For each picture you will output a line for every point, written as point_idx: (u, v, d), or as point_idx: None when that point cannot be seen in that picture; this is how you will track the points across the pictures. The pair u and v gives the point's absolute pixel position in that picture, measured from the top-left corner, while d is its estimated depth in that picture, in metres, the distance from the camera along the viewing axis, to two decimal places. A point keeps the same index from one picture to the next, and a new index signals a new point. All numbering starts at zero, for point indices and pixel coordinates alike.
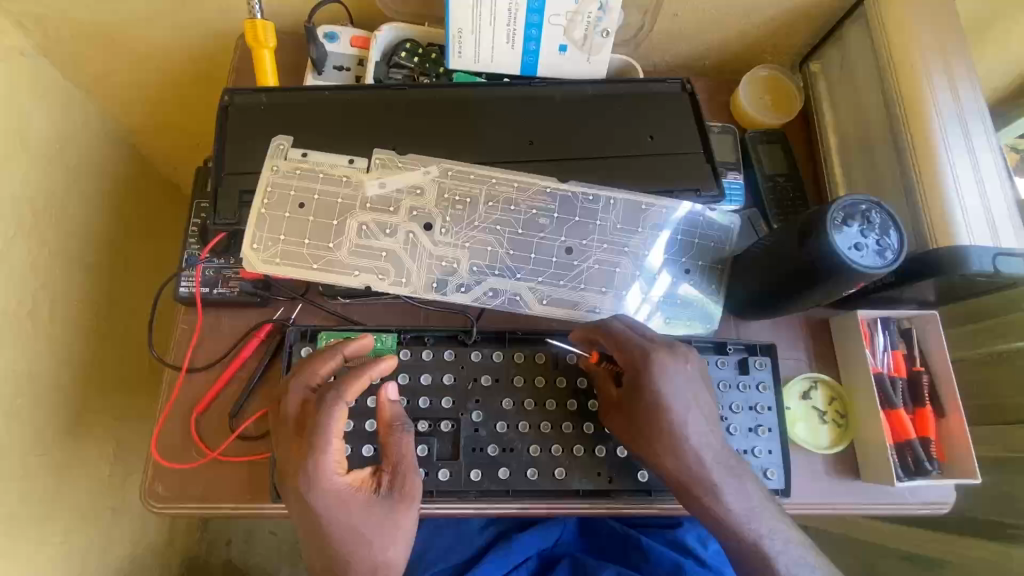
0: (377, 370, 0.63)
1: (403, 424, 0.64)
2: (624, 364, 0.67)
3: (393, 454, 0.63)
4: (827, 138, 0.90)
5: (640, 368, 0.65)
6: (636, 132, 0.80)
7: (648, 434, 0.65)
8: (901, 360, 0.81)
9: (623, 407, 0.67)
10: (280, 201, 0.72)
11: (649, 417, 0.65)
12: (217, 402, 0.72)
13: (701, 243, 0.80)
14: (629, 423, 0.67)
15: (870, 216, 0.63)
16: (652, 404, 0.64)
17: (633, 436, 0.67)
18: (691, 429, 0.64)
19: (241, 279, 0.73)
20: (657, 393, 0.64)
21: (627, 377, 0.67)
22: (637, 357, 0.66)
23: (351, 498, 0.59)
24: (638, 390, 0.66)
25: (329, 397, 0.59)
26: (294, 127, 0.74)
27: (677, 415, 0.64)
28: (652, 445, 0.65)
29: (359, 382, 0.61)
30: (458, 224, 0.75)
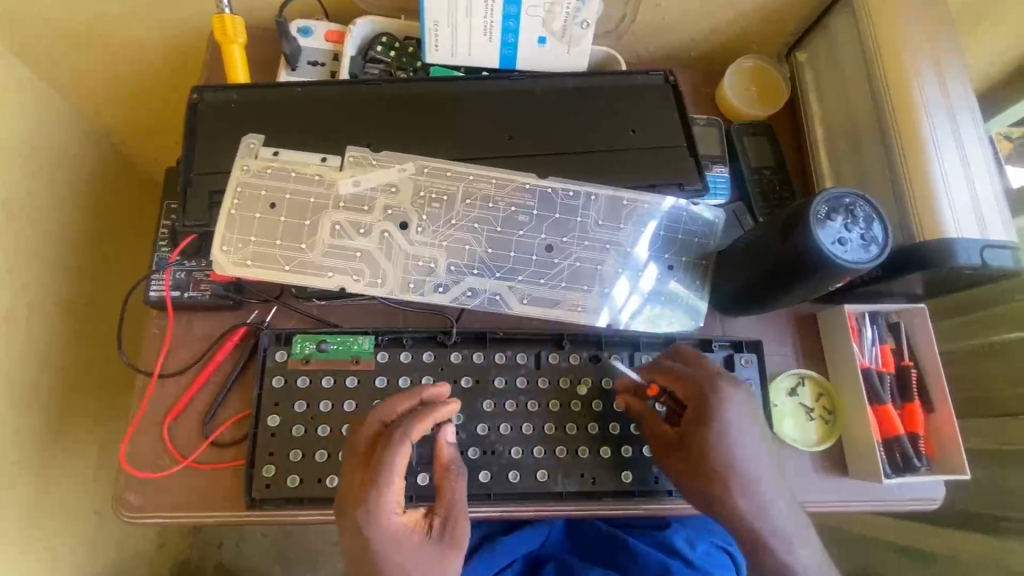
0: (447, 409, 0.60)
1: (458, 468, 0.59)
2: (690, 399, 0.65)
3: (447, 497, 0.58)
4: (814, 130, 0.88)
5: (709, 400, 0.64)
6: (617, 126, 0.78)
7: (717, 470, 0.62)
8: (889, 354, 0.80)
9: (685, 442, 0.64)
10: (251, 201, 0.70)
11: (719, 454, 0.62)
12: (189, 408, 0.70)
13: (685, 238, 0.78)
14: (690, 459, 0.64)
15: (854, 209, 0.61)
16: (721, 439, 0.62)
17: (693, 472, 0.64)
18: (758, 467, 0.62)
19: (214, 282, 0.71)
20: (726, 428, 0.62)
21: (692, 410, 0.64)
22: (705, 390, 0.65)
23: (405, 539, 0.54)
24: (707, 424, 0.63)
25: (406, 430, 0.56)
26: (265, 125, 0.72)
27: (744, 450, 0.62)
28: (718, 482, 0.62)
29: (433, 419, 0.58)
30: (435, 223, 0.73)
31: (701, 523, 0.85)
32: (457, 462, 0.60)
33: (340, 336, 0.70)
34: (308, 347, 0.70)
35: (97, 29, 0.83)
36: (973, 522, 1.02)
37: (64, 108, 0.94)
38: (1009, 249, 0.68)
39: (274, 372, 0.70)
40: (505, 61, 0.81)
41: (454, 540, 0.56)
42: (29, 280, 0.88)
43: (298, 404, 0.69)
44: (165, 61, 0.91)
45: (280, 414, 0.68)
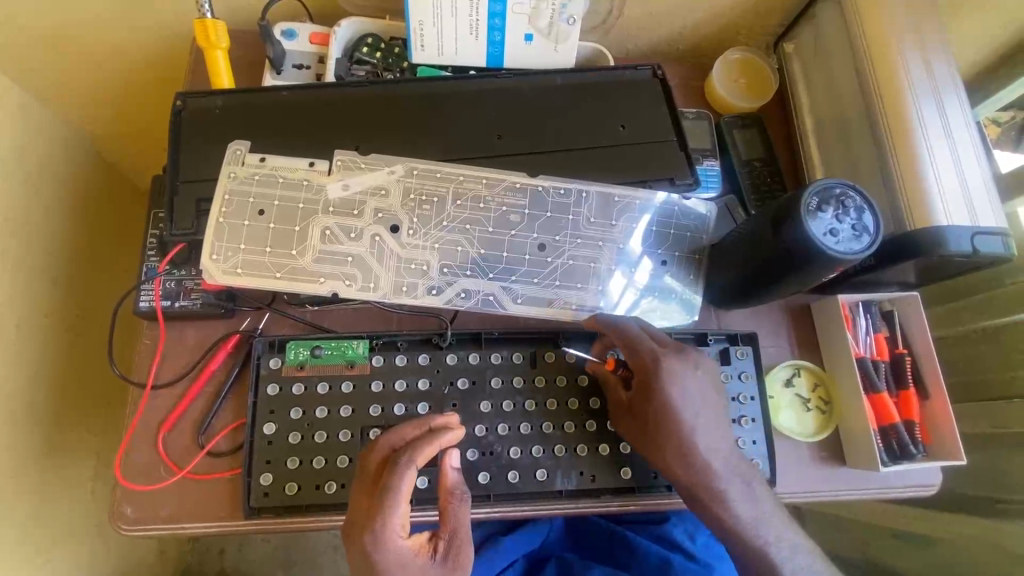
0: (456, 433, 0.59)
1: (464, 492, 0.58)
2: (636, 369, 0.68)
3: (452, 521, 0.57)
4: (803, 120, 0.88)
5: (650, 373, 0.67)
6: (607, 122, 0.78)
7: (655, 435, 0.66)
8: (883, 343, 0.80)
9: (631, 408, 0.68)
10: (239, 208, 0.69)
11: (658, 421, 0.66)
12: (184, 419, 0.69)
13: (678, 233, 0.78)
14: (635, 423, 0.68)
15: (846, 200, 0.61)
16: (661, 408, 0.66)
17: (636, 435, 0.68)
18: (701, 428, 0.66)
19: (204, 291, 0.71)
20: (668, 399, 0.66)
21: (639, 381, 0.68)
22: (651, 364, 0.67)
23: (410, 563, 0.53)
24: (647, 394, 0.67)
25: (414, 452, 0.55)
26: (252, 131, 0.71)
27: (685, 418, 0.66)
28: (659, 445, 0.66)
29: (440, 442, 0.57)
30: (426, 225, 0.72)
31: (701, 516, 0.85)
32: (463, 486, 0.59)
33: (334, 341, 0.70)
34: (302, 353, 0.70)
35: (78, 38, 0.81)
36: (969, 505, 1.03)
37: (46, 117, 0.92)
38: (999, 236, 0.68)
39: (268, 380, 0.69)
40: (492, 60, 0.80)
41: (459, 565, 0.55)
42: (15, 291, 0.87)
43: (294, 410, 0.68)
44: (149, 68, 0.90)
45: (276, 422, 0.68)
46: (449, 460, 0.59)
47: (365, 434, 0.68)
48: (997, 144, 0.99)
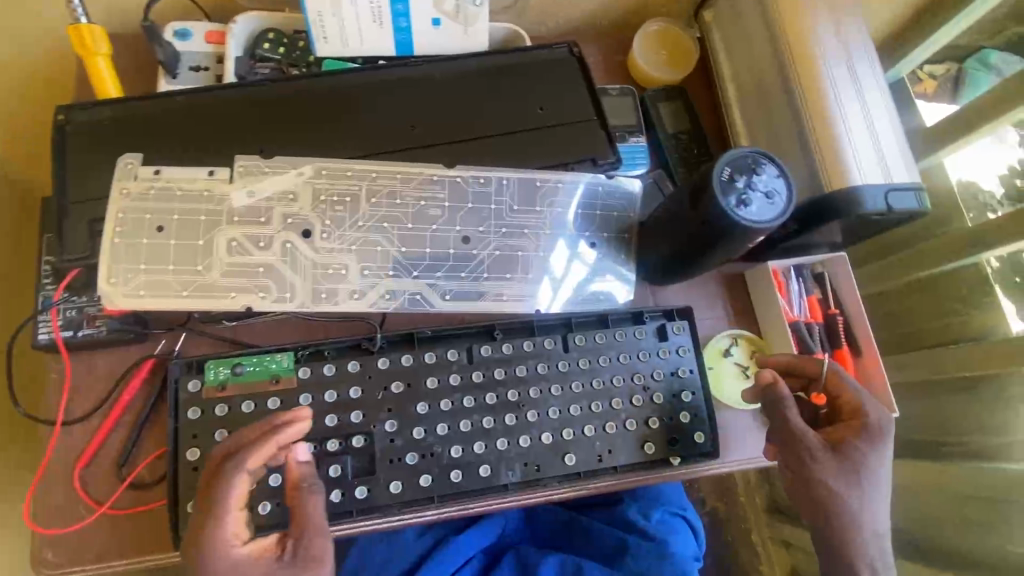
0: (293, 428, 0.57)
1: (311, 485, 0.57)
2: (855, 414, 0.67)
3: (298, 517, 0.56)
4: (726, 88, 0.86)
5: (872, 419, 0.66)
6: (523, 105, 0.76)
7: (861, 479, 0.64)
8: (816, 305, 0.82)
9: (841, 451, 0.65)
10: (134, 226, 0.65)
11: (871, 468, 0.64)
12: (101, 453, 0.66)
13: (604, 213, 0.77)
14: (844, 467, 0.64)
15: (758, 167, 0.61)
16: (875, 455, 0.65)
17: (836, 478, 0.64)
18: (872, 488, 0.64)
19: (107, 317, 0.66)
20: (887, 447, 0.66)
21: (859, 425, 0.66)
22: (875, 408, 0.67)
23: (251, 565, 0.54)
24: (870, 439, 0.65)
25: (239, 459, 0.54)
26: (143, 142, 0.67)
27: (879, 476, 0.64)
28: (852, 491, 0.64)
29: (273, 442, 0.56)
30: (341, 227, 0.70)
31: (655, 492, 0.84)
32: (312, 479, 0.58)
33: (256, 356, 0.67)
34: (222, 372, 0.66)
35: None
36: (914, 449, 1.05)
37: None
38: (913, 191, 0.69)
39: (189, 404, 0.66)
40: (401, 48, 0.77)
41: (309, 560, 0.55)
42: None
43: (219, 433, 0.65)
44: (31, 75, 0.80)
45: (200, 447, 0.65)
46: (293, 455, 0.58)
47: None
48: (934, 97, 1.01)
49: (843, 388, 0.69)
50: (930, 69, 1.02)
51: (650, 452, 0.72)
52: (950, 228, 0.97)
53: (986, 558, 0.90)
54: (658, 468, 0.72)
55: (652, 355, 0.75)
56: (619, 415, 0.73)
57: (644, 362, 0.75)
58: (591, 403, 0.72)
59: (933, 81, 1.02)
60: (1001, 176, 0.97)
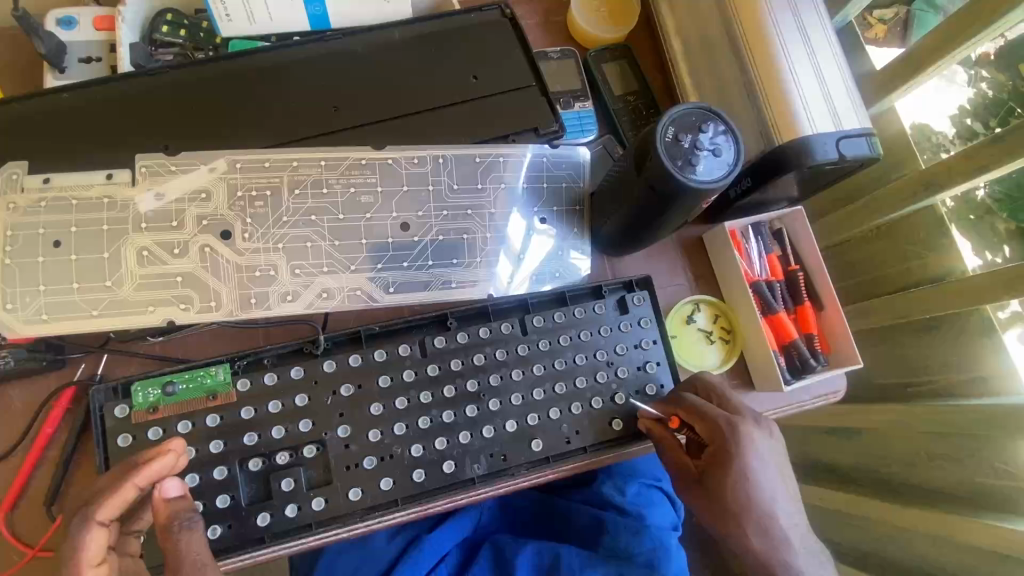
0: (160, 463, 0.53)
1: (184, 523, 0.52)
2: (710, 437, 0.64)
3: (171, 559, 0.51)
4: (671, 43, 0.82)
5: (718, 441, 0.63)
6: (453, 75, 0.70)
7: (738, 513, 0.60)
8: (776, 262, 0.80)
9: (704, 483, 0.63)
10: (29, 244, 0.60)
11: (741, 496, 0.61)
12: (27, 493, 0.60)
13: (552, 185, 0.73)
14: (713, 502, 0.62)
15: (703, 124, 0.57)
16: (738, 479, 0.61)
17: (712, 513, 0.62)
18: (768, 494, 0.61)
19: (13, 345, 0.60)
20: (755, 463, 0.62)
21: (714, 452, 0.63)
22: (711, 429, 0.64)
23: None
24: (726, 466, 0.62)
25: (89, 511, 0.51)
26: (27, 150, 0.61)
27: (765, 485, 0.61)
28: (736, 525, 0.61)
29: (133, 483, 0.52)
30: (264, 224, 0.64)
31: (631, 467, 0.83)
32: (187, 514, 0.53)
33: (187, 373, 0.61)
34: (152, 394, 0.61)
35: None
36: (882, 393, 1.06)
37: None
38: (864, 137, 0.67)
39: (117, 431, 0.60)
40: (316, 21, 0.70)
41: None
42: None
43: None
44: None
45: None
46: (161, 493, 0.53)
47: (244, 466, 0.62)
48: (885, 42, 0.98)
49: (693, 416, 0.65)
50: (879, 13, 1.00)
51: (618, 429, 0.69)
52: (904, 171, 0.96)
53: (955, 492, 0.92)
54: (629, 444, 0.70)
55: (614, 329, 0.72)
56: (584, 394, 0.70)
57: (606, 337, 0.72)
58: (555, 385, 0.69)
59: (883, 25, 0.99)
60: (952, 116, 0.94)
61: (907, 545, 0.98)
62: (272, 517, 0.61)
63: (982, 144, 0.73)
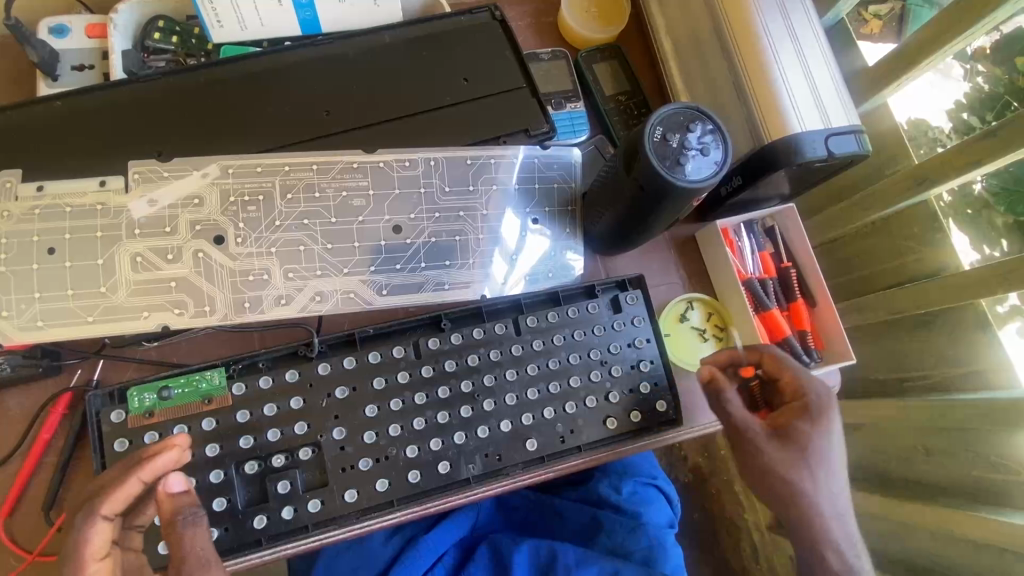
0: (164, 457, 0.53)
1: (188, 517, 0.51)
2: (792, 392, 0.67)
3: (173, 554, 0.50)
4: (662, 43, 0.83)
5: (810, 396, 0.65)
6: (443, 78, 0.71)
7: (812, 465, 0.62)
8: (769, 260, 0.80)
9: (782, 435, 0.64)
10: (23, 251, 0.60)
11: (820, 448, 0.63)
12: (26, 498, 0.60)
13: (544, 186, 0.73)
14: (788, 454, 0.63)
15: (691, 123, 0.58)
16: (821, 433, 0.64)
17: (785, 465, 0.63)
18: (832, 457, 0.64)
19: (9, 351, 0.60)
20: (835, 421, 0.65)
21: (799, 406, 0.66)
22: (813, 382, 0.67)
23: None
24: (812, 419, 0.64)
25: (96, 505, 0.51)
26: (19, 158, 0.61)
27: (830, 449, 0.64)
28: (805, 477, 0.62)
29: (137, 477, 0.52)
30: (257, 229, 0.64)
31: (628, 466, 0.84)
32: (191, 509, 0.52)
33: (183, 377, 0.62)
34: (147, 399, 0.61)
35: None
36: (879, 388, 1.06)
37: None
38: (853, 134, 0.68)
39: (113, 435, 0.60)
40: (307, 26, 0.70)
41: None
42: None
43: None
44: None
45: None
46: (165, 487, 0.52)
47: (240, 469, 0.62)
48: (881, 37, 0.98)
49: (781, 371, 0.69)
50: (873, 9, 1.00)
51: (613, 427, 0.70)
52: (899, 166, 0.96)
53: (953, 485, 0.92)
54: (624, 442, 0.70)
55: (607, 329, 0.73)
56: (578, 393, 0.70)
57: (600, 336, 0.72)
58: (549, 385, 0.70)
59: (877, 21, 0.99)
60: (949, 111, 0.93)
61: (906, 540, 0.98)
62: (268, 519, 0.62)
63: (976, 138, 0.74)
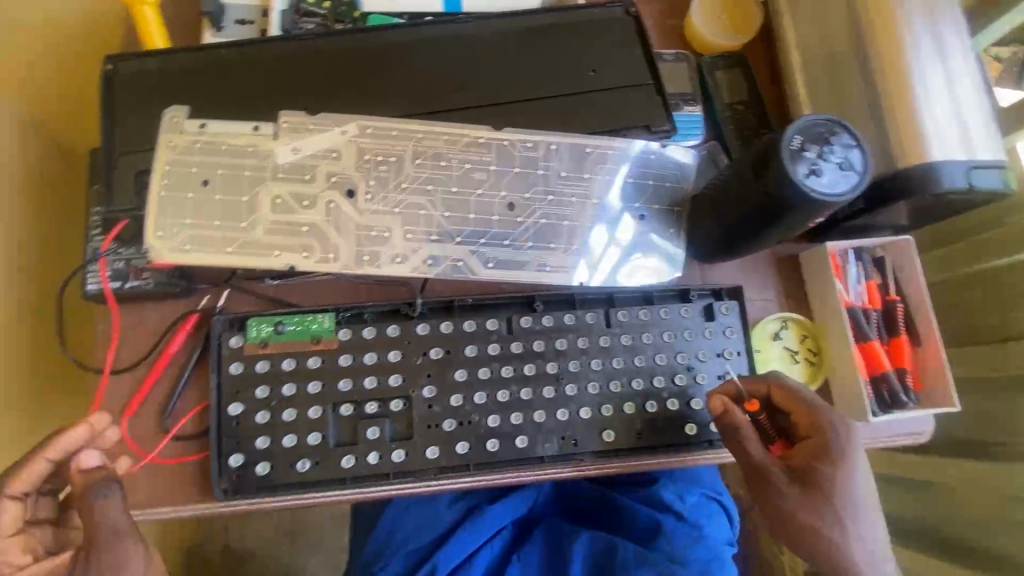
0: (67, 437, 0.58)
1: (98, 492, 0.56)
2: (811, 429, 0.65)
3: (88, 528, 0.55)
4: (789, 55, 0.81)
5: (828, 436, 0.63)
6: (575, 66, 0.72)
7: (834, 508, 0.61)
8: (875, 291, 0.77)
9: (800, 477, 0.63)
10: (181, 180, 0.64)
11: (842, 491, 0.62)
12: (146, 404, 0.66)
13: (657, 183, 0.73)
14: (810, 497, 0.62)
15: (830, 137, 0.57)
16: (843, 475, 0.62)
17: (808, 511, 0.62)
18: (859, 495, 0.62)
19: (155, 270, 0.66)
20: (858, 461, 0.63)
21: (815, 444, 0.64)
22: (831, 419, 0.64)
23: None
24: (833, 461, 0.62)
25: (2, 485, 0.57)
26: (189, 95, 0.66)
27: (855, 487, 0.62)
28: (828, 521, 0.61)
29: (43, 457, 0.58)
30: (385, 188, 0.68)
31: (691, 475, 0.84)
32: (104, 485, 0.56)
33: (298, 316, 0.67)
34: (264, 330, 0.67)
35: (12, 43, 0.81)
36: None
37: None
38: (996, 170, 0.64)
39: (231, 359, 0.66)
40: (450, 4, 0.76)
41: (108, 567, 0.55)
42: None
43: (260, 389, 0.65)
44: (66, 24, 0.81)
45: (243, 402, 0.65)
46: (78, 465, 0.59)
47: (336, 410, 0.66)
48: None
49: (791, 404, 0.67)
50: None
51: (691, 433, 0.70)
52: None
53: None
54: (699, 449, 0.70)
55: (697, 334, 0.73)
56: (661, 394, 0.71)
57: (688, 341, 0.72)
58: (632, 380, 0.70)
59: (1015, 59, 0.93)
60: None
61: None
62: (355, 461, 0.65)
63: None
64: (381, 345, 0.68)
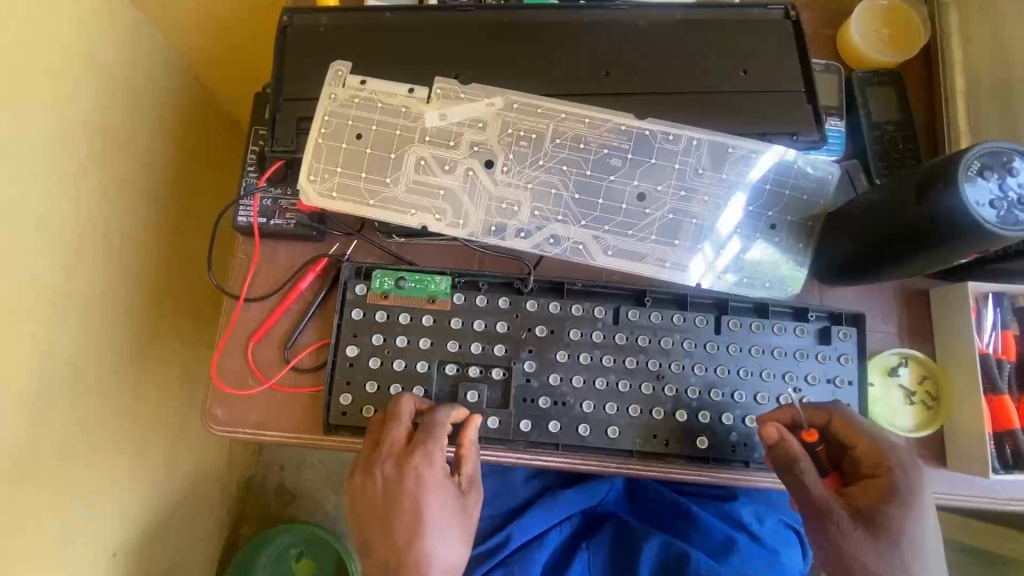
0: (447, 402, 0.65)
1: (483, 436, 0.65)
2: (877, 467, 0.60)
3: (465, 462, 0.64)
4: (953, 79, 0.76)
5: (896, 475, 0.59)
6: (726, 65, 0.70)
7: (903, 556, 0.56)
8: (1012, 342, 0.70)
9: (865, 517, 0.58)
10: (336, 131, 0.70)
11: (913, 538, 0.57)
12: (272, 333, 0.72)
13: (793, 194, 0.72)
14: (877, 540, 0.57)
15: (1012, 168, 0.54)
16: (912, 520, 0.57)
17: (876, 557, 0.56)
18: (928, 544, 0.57)
19: (298, 211, 0.72)
20: (926, 507, 0.59)
21: (882, 483, 0.59)
22: (898, 458, 0.60)
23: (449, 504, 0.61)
24: (902, 503, 0.58)
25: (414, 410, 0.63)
26: (351, 52, 0.70)
27: (924, 535, 0.57)
28: (895, 569, 0.56)
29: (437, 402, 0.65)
30: (522, 163, 0.71)
31: (771, 499, 0.83)
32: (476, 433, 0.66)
33: (418, 274, 0.70)
34: (387, 283, 0.70)
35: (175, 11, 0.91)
36: None
37: (150, 33, 0.91)
38: None
39: (353, 304, 0.70)
40: None
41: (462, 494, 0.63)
42: (108, 199, 0.83)
43: (376, 336, 0.69)
44: (243, 8, 0.95)
45: (359, 345, 0.69)
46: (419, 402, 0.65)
47: (441, 367, 0.69)
48: None
49: (853, 438, 0.62)
50: None
51: None
52: None
53: None
54: None
55: (807, 355, 0.70)
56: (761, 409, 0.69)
57: (798, 361, 0.70)
58: (734, 391, 0.69)
59: None
60: None
61: None
62: None
63: None
64: (489, 314, 0.70)
